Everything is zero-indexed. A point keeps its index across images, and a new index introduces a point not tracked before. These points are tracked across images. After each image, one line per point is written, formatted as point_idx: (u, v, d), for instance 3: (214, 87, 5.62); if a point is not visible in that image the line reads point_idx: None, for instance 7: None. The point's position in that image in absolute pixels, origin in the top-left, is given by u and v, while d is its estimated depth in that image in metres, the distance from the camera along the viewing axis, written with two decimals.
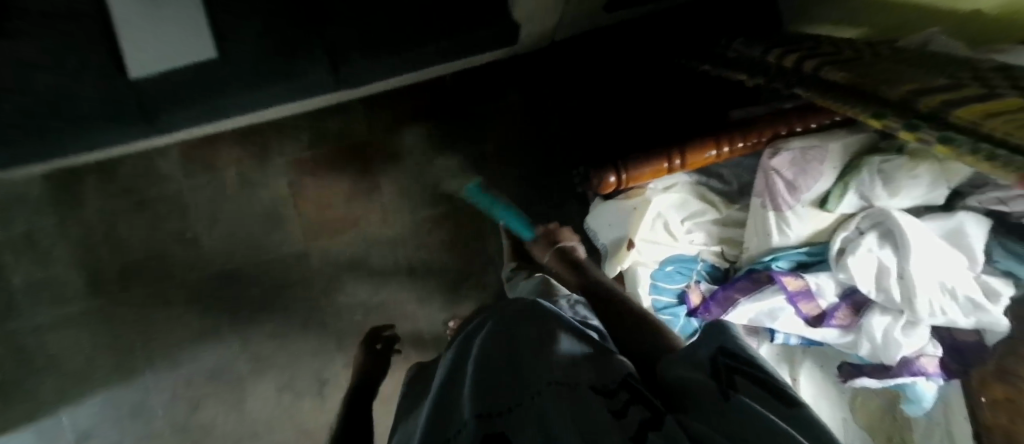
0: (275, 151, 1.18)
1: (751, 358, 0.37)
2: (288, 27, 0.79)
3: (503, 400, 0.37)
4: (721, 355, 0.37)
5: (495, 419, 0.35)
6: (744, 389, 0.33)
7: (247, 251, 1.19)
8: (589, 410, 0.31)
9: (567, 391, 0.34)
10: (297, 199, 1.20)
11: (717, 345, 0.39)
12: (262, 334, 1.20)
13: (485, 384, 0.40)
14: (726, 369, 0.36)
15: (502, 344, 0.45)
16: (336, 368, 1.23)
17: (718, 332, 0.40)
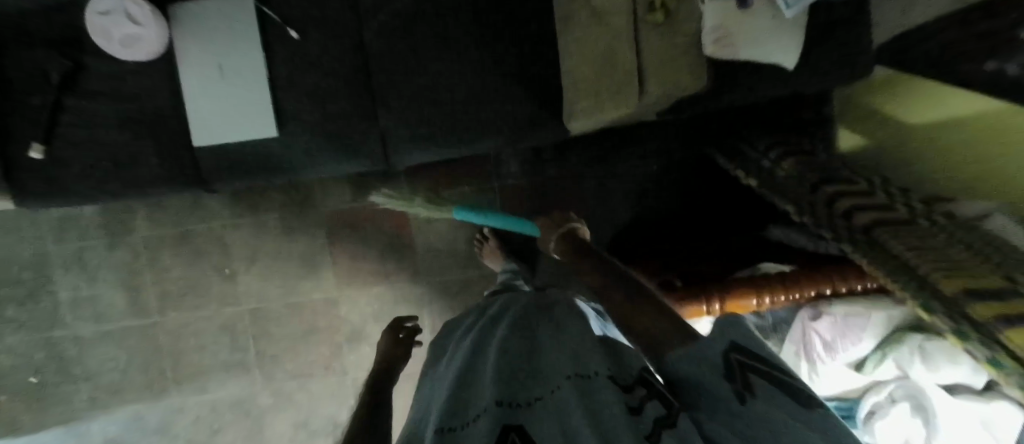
0: (318, 200, 1.14)
1: (757, 350, 0.37)
2: (350, 112, 0.84)
3: (523, 396, 0.41)
4: (733, 349, 0.37)
5: (516, 411, 0.38)
6: (764, 398, 0.34)
7: (280, 292, 1.16)
8: (608, 401, 0.35)
9: (587, 383, 0.38)
10: (332, 247, 1.16)
11: (728, 336, 0.38)
12: (283, 370, 1.18)
13: (502, 376, 0.43)
14: (740, 370, 0.36)
15: (518, 342, 0.50)
16: (352, 412, 1.19)
17: (727, 322, 0.39)
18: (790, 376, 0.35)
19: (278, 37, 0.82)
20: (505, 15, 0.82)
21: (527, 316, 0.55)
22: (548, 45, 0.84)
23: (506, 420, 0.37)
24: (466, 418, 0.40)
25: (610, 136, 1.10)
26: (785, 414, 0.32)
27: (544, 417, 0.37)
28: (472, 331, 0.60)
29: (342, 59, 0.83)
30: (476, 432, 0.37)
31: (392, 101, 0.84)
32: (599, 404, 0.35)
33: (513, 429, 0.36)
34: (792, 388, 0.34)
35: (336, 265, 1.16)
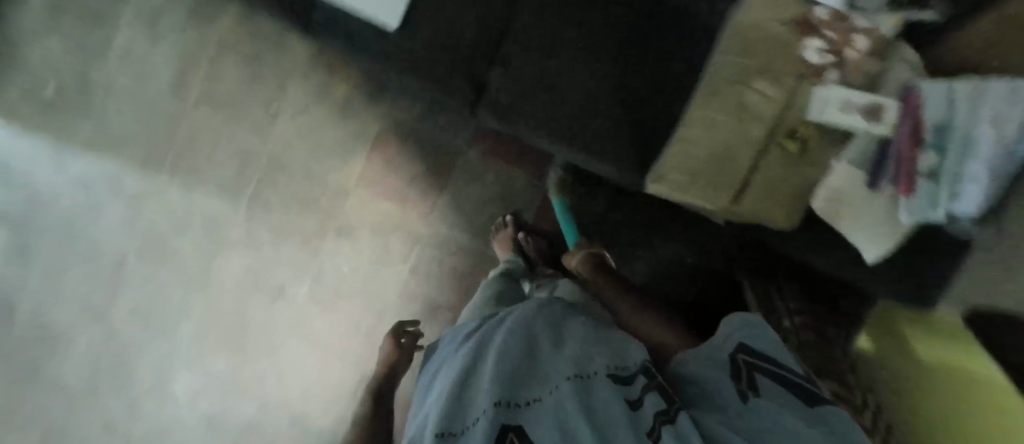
0: (386, 100, 1.14)
1: (764, 355, 0.53)
2: (470, 49, 0.83)
3: (520, 395, 0.46)
4: (739, 349, 0.55)
5: (516, 413, 0.44)
6: (763, 383, 0.49)
7: (304, 155, 1.16)
8: (609, 402, 0.43)
9: (584, 384, 0.45)
10: (373, 146, 1.16)
11: (738, 338, 0.56)
12: (265, 221, 1.19)
13: (497, 373, 0.48)
14: (746, 366, 0.52)
15: (517, 329, 0.56)
16: (299, 292, 1.20)
17: (746, 326, 0.57)
18: (789, 372, 0.50)
19: None
20: (653, 47, 0.80)
21: (529, 308, 0.61)
22: (681, 99, 0.79)
23: (505, 421, 0.43)
24: (466, 421, 0.46)
25: (650, 205, 1.13)
26: (785, 400, 0.46)
27: (544, 415, 0.43)
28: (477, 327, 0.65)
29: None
30: (480, 431, 0.42)
31: (513, 60, 0.82)
32: (599, 406, 0.43)
33: (512, 429, 0.43)
34: (790, 378, 0.49)
35: (367, 165, 1.16)
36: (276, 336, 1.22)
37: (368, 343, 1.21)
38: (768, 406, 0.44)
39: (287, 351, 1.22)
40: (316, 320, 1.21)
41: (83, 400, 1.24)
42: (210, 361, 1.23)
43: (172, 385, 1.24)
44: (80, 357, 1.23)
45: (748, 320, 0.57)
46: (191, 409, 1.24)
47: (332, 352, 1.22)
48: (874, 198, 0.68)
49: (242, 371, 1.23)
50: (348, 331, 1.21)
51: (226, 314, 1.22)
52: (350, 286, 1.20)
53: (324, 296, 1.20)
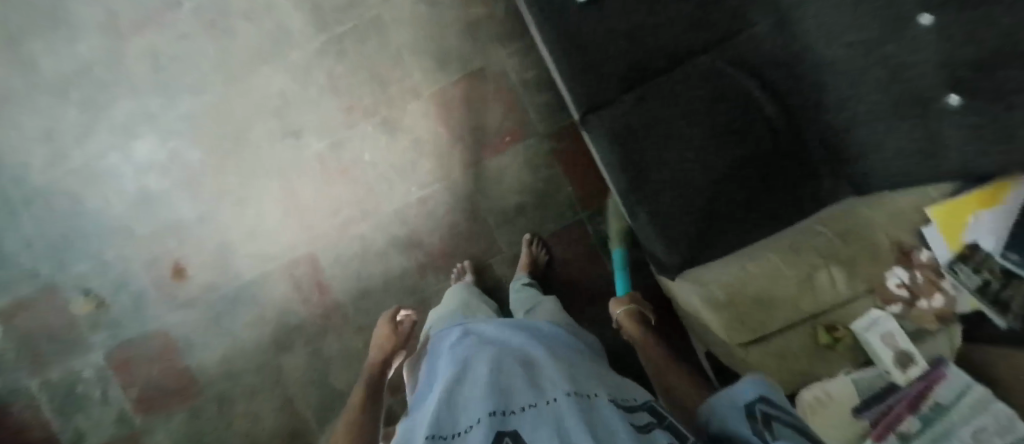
0: (508, 47, 1.11)
1: (780, 408, 0.44)
2: (625, 63, 0.82)
3: (514, 405, 0.49)
4: (759, 400, 0.45)
5: (509, 418, 0.46)
6: (780, 435, 0.39)
7: (405, 37, 1.11)
8: (609, 419, 0.45)
9: (584, 400, 0.49)
10: (468, 75, 1.13)
11: (755, 389, 0.46)
12: (328, 64, 1.13)
13: (492, 392, 0.52)
14: (762, 417, 0.42)
15: (504, 363, 0.61)
16: (310, 144, 1.14)
17: (755, 381, 0.47)
18: (811, 421, 0.41)
19: None
20: (784, 173, 0.79)
21: (512, 349, 0.67)
22: (765, 228, 0.80)
23: (501, 425, 0.45)
24: (458, 430, 0.48)
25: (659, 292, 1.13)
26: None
27: (540, 418, 0.45)
28: (461, 352, 0.69)
29: (678, 40, 0.81)
30: (476, 435, 0.45)
31: (658, 93, 0.82)
32: (599, 420, 0.45)
33: (508, 433, 0.44)
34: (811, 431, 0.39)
35: (450, 86, 1.12)
36: (263, 166, 1.15)
37: (337, 231, 1.16)
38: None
39: (261, 186, 1.15)
40: (308, 179, 1.15)
41: (45, 95, 1.15)
42: (187, 145, 1.15)
43: (138, 140, 1.16)
44: (72, 55, 1.14)
45: (755, 375, 0.48)
46: (139, 174, 1.17)
47: (300, 216, 1.16)
48: (852, 423, 0.73)
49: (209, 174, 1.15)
50: (328, 208, 1.16)
51: (232, 114, 1.14)
52: (360, 173, 1.15)
53: (331, 164, 1.15)
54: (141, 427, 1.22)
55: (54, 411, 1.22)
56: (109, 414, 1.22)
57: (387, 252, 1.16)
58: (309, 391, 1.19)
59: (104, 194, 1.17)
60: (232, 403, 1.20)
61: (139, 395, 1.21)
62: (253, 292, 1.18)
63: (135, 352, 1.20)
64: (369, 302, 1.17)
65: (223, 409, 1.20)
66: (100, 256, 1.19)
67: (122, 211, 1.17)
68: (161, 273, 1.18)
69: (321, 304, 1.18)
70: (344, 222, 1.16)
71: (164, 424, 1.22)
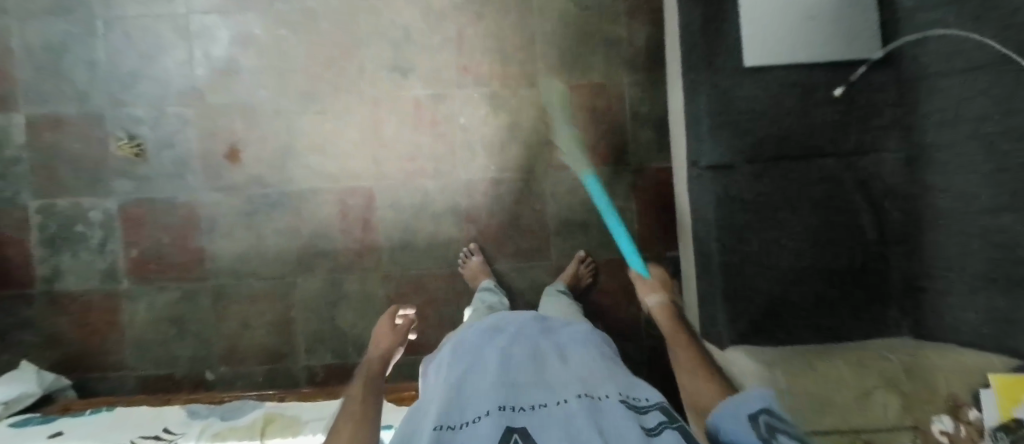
0: (636, 76, 1.13)
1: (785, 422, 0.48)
2: (766, 135, 0.85)
3: (524, 403, 0.50)
4: (762, 412, 0.49)
5: (520, 415, 0.47)
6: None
7: (545, 26, 1.13)
8: (618, 421, 0.46)
9: (595, 402, 0.49)
10: (587, 84, 1.14)
11: (760, 403, 0.50)
12: (463, 19, 1.13)
13: (501, 387, 0.53)
14: (765, 425, 0.47)
15: (514, 357, 0.61)
16: (414, 86, 1.13)
17: (756, 397, 0.52)
18: None
19: (838, 76, 0.84)
20: (855, 288, 0.86)
21: (521, 341, 0.67)
22: (820, 330, 0.86)
23: (510, 423, 0.46)
24: (464, 419, 0.49)
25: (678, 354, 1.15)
26: None
27: (551, 421, 0.46)
28: (473, 341, 0.71)
29: (812, 136, 0.85)
30: (485, 427, 0.45)
31: (781, 174, 0.86)
32: (610, 424, 0.45)
33: (516, 428, 0.45)
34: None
35: (566, 88, 1.14)
36: (357, 87, 1.13)
37: (403, 177, 1.14)
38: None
39: (349, 105, 1.13)
40: (397, 118, 1.14)
41: None
42: (294, 36, 1.12)
43: (247, 12, 1.11)
44: None
45: (755, 391, 0.53)
46: (233, 44, 1.11)
47: (375, 148, 1.14)
48: None
49: (303, 72, 1.12)
50: (404, 151, 1.14)
51: (351, 26, 1.12)
52: (449, 132, 1.14)
53: (424, 112, 1.14)
54: (125, 290, 1.15)
55: (42, 239, 1.14)
56: (96, 264, 1.14)
57: (443, 215, 1.15)
58: (312, 318, 1.15)
59: (189, 48, 1.12)
60: (229, 301, 1.15)
61: (137, 258, 1.14)
62: (297, 202, 1.14)
63: (153, 214, 1.14)
64: (405, 256, 1.15)
65: (217, 302, 1.15)
66: (159, 107, 1.12)
67: (201, 72, 1.12)
68: (213, 147, 1.13)
69: (359, 240, 1.15)
70: (415, 172, 1.14)
71: (151, 296, 1.15)
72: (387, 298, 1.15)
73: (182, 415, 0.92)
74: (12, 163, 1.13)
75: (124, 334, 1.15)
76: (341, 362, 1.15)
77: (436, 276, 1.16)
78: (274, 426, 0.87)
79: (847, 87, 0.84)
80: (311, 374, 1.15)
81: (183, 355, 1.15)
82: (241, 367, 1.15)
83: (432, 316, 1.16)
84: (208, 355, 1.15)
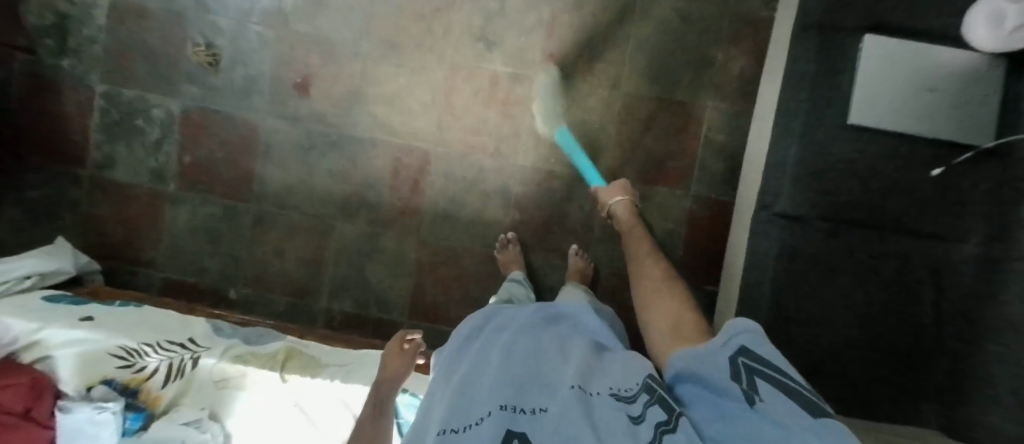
0: (721, 104, 1.10)
1: (765, 363, 0.46)
2: (849, 198, 0.83)
3: (524, 400, 0.48)
4: (741, 353, 0.48)
5: (520, 416, 0.44)
6: (759, 386, 0.43)
7: (643, 32, 1.09)
8: (611, 417, 0.42)
9: (590, 397, 0.46)
10: (670, 100, 1.11)
11: (737, 340, 0.49)
12: (563, 5, 1.09)
13: (500, 385, 0.50)
14: (744, 368, 0.46)
15: (516, 351, 0.59)
16: (497, 61, 1.11)
17: (736, 335, 0.50)
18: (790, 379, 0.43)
19: (939, 156, 0.81)
20: (895, 372, 0.83)
21: (526, 334, 0.64)
22: (850, 405, 0.84)
23: (510, 424, 0.43)
24: (469, 422, 0.46)
25: None
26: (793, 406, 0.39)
27: (548, 420, 0.43)
28: (484, 340, 0.68)
29: (895, 211, 0.82)
30: (488, 430, 0.43)
31: (851, 241, 0.83)
32: (603, 421, 0.42)
33: (515, 431, 0.43)
34: (791, 387, 0.42)
35: (648, 99, 1.11)
36: (440, 49, 1.11)
37: (463, 149, 1.13)
38: (759, 410, 0.39)
39: (427, 64, 1.11)
40: (471, 88, 1.12)
41: None
42: None
43: None
44: None
45: (736, 322, 0.51)
46: None
47: (443, 113, 1.12)
48: None
49: (391, 20, 1.10)
50: (471, 123, 1.13)
51: None
52: (518, 115, 1.12)
53: (499, 89, 1.12)
54: (171, 193, 1.16)
55: (104, 125, 1.15)
56: (149, 162, 1.15)
57: (493, 195, 1.14)
58: (342, 264, 1.16)
59: None
60: (267, 228, 1.16)
61: (189, 165, 1.15)
62: (354, 148, 1.13)
63: (213, 126, 1.14)
64: (446, 226, 1.15)
65: (256, 226, 1.16)
66: (243, 21, 1.11)
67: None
68: (285, 75, 1.12)
69: (405, 200, 1.14)
70: (476, 146, 1.13)
71: (194, 204, 1.16)
72: (419, 263, 1.15)
73: (205, 329, 0.93)
74: (90, 42, 1.13)
75: (161, 235, 1.17)
76: (360, 313, 1.16)
77: (472, 253, 1.15)
78: (294, 362, 0.88)
79: (947, 168, 0.81)
80: (329, 317, 1.17)
81: (211, 268, 1.17)
82: (264, 293, 1.17)
83: (457, 290, 1.16)
84: (235, 274, 1.17)
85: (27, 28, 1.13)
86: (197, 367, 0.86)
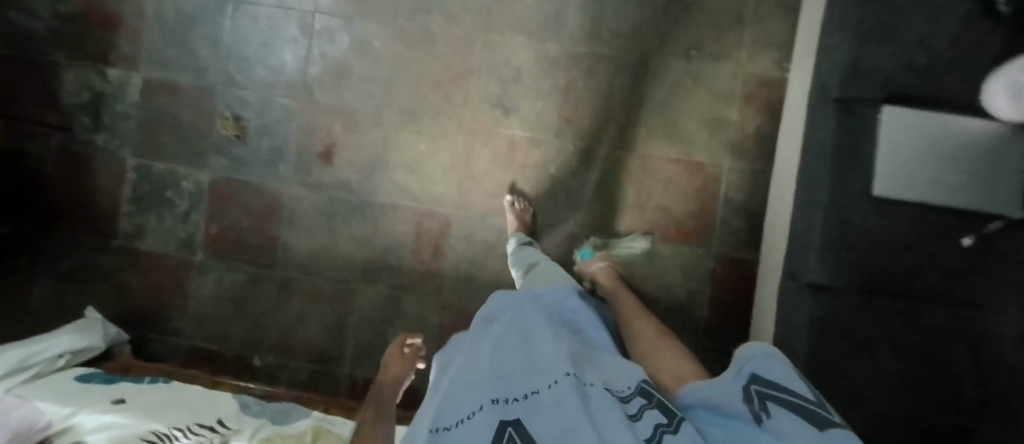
0: (738, 162, 1.10)
1: (780, 385, 0.39)
2: (876, 269, 0.82)
3: (515, 388, 0.41)
4: (753, 379, 0.40)
5: (514, 407, 0.38)
6: (778, 411, 0.35)
7: (657, 95, 1.11)
8: (608, 406, 0.37)
9: (588, 385, 0.40)
10: (687, 159, 1.11)
11: (750, 368, 0.41)
12: (577, 71, 1.12)
13: (489, 372, 0.44)
14: (758, 397, 0.38)
15: (506, 334, 0.53)
16: (513, 126, 1.13)
17: (750, 357, 0.43)
18: (805, 399, 0.37)
19: (965, 226, 0.80)
20: None
21: (515, 315, 0.58)
22: None
23: (503, 416, 0.37)
24: (458, 414, 0.40)
25: None
26: (801, 426, 0.32)
27: (545, 412, 0.37)
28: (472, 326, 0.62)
29: (926, 281, 0.81)
30: (480, 425, 0.37)
31: (884, 313, 0.82)
32: (603, 410, 0.36)
33: (509, 421, 0.37)
34: (811, 411, 0.35)
35: (665, 158, 1.12)
36: (459, 116, 1.13)
37: (483, 211, 1.14)
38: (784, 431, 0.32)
39: (446, 130, 1.13)
40: (489, 153, 1.13)
41: None
42: (410, 53, 1.12)
43: (370, 21, 1.12)
44: None
45: (749, 345, 0.44)
46: (350, 49, 1.13)
47: (462, 178, 1.14)
48: None
49: (409, 90, 1.13)
50: (489, 186, 1.14)
51: (466, 55, 1.12)
52: (537, 177, 1.13)
53: (517, 153, 1.13)
54: (198, 261, 1.18)
55: (133, 197, 1.19)
56: (177, 231, 1.18)
57: None
58: (364, 329, 1.16)
59: (306, 45, 1.13)
60: (291, 293, 1.17)
61: (215, 234, 1.18)
62: (375, 213, 1.15)
63: (239, 195, 1.17)
64: (468, 288, 1.15)
65: (280, 292, 1.17)
66: (268, 95, 1.15)
67: (314, 71, 1.14)
68: (308, 145, 1.15)
69: (426, 263, 1.15)
70: (495, 208, 1.14)
71: (220, 272, 1.18)
72: (440, 325, 1.16)
73: (233, 407, 0.94)
74: (122, 118, 1.17)
75: (188, 302, 1.19)
76: None
77: None
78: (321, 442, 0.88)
79: (976, 238, 0.80)
80: (351, 382, 1.16)
81: (236, 334, 1.18)
82: (287, 359, 1.17)
83: None
84: (259, 340, 1.18)
85: (61, 107, 1.18)
86: None
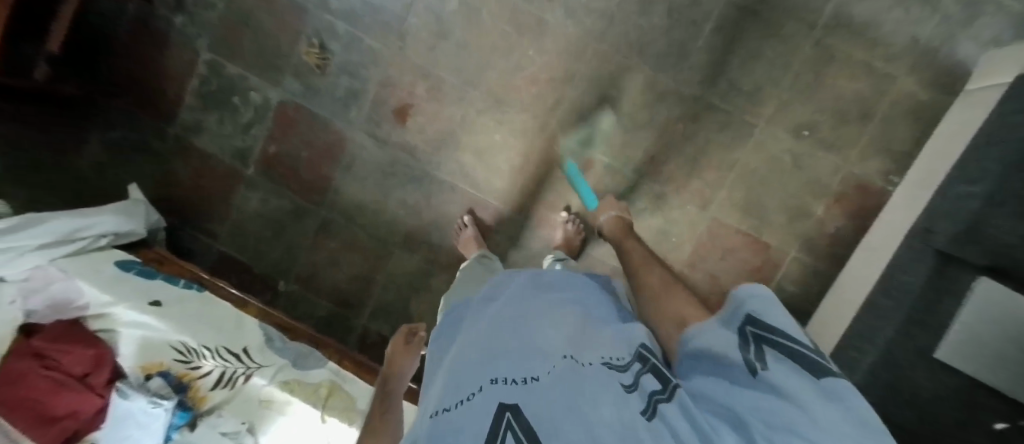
0: (804, 256, 1.08)
1: (772, 323, 0.33)
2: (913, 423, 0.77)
3: (515, 365, 0.40)
4: (746, 318, 0.34)
5: (514, 390, 0.36)
6: (773, 360, 0.30)
7: (752, 163, 1.06)
8: (601, 386, 0.34)
9: (583, 362, 0.38)
10: (756, 236, 1.09)
11: (746, 307, 0.35)
12: (680, 114, 1.06)
13: (487, 355, 0.42)
14: (751, 339, 0.32)
15: (507, 313, 0.50)
16: (596, 147, 1.09)
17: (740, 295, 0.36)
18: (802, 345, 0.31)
19: (1009, 410, 0.74)
20: None
21: (520, 287, 0.56)
22: None
23: (503, 401, 0.35)
24: (461, 394, 0.39)
25: None
26: (796, 378, 0.27)
27: (541, 393, 0.35)
28: (477, 303, 0.61)
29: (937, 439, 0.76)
30: (480, 407, 0.35)
31: None
32: (598, 387, 0.34)
33: (508, 408, 0.34)
34: (814, 358, 0.29)
35: (733, 227, 1.09)
36: (545, 119, 1.09)
37: (538, 220, 1.13)
38: (770, 389, 0.27)
39: (528, 129, 1.09)
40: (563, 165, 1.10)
41: None
42: (517, 38, 1.06)
43: None
44: None
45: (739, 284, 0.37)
46: (458, 12, 1.06)
47: (528, 181, 1.12)
48: None
49: (505, 76, 1.08)
50: (552, 197, 1.12)
51: (574, 62, 1.06)
52: None
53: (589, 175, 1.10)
54: (248, 175, 1.18)
55: (200, 92, 1.16)
56: (235, 139, 1.17)
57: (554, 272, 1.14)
58: (390, 291, 1.18)
59: None
60: (331, 235, 1.18)
61: (271, 155, 1.16)
62: (434, 187, 1.14)
63: (304, 124, 1.14)
64: None
65: (320, 230, 1.18)
66: (361, 34, 1.09)
67: (414, 23, 1.08)
68: (386, 99, 1.11)
69: None
70: (551, 221, 1.12)
71: (267, 192, 1.18)
72: None
73: (260, 338, 0.96)
74: (206, 8, 1.12)
75: (229, 211, 1.20)
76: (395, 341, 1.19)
77: None
78: (336, 399, 0.92)
79: (1010, 425, 0.73)
80: (364, 335, 1.20)
81: (267, 256, 1.20)
82: (310, 294, 1.20)
83: None
84: (288, 268, 1.20)
85: None
86: (247, 383, 0.91)
